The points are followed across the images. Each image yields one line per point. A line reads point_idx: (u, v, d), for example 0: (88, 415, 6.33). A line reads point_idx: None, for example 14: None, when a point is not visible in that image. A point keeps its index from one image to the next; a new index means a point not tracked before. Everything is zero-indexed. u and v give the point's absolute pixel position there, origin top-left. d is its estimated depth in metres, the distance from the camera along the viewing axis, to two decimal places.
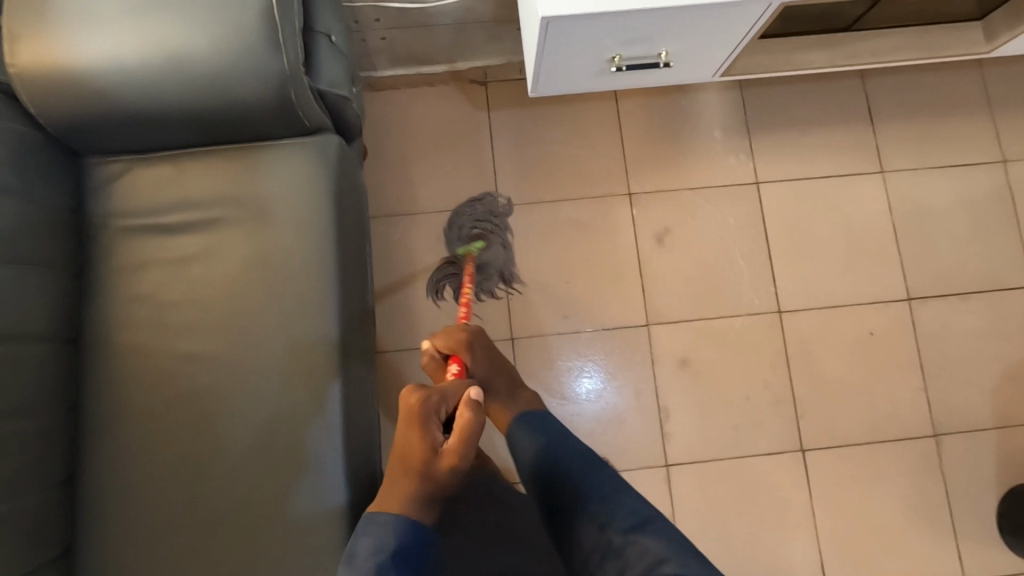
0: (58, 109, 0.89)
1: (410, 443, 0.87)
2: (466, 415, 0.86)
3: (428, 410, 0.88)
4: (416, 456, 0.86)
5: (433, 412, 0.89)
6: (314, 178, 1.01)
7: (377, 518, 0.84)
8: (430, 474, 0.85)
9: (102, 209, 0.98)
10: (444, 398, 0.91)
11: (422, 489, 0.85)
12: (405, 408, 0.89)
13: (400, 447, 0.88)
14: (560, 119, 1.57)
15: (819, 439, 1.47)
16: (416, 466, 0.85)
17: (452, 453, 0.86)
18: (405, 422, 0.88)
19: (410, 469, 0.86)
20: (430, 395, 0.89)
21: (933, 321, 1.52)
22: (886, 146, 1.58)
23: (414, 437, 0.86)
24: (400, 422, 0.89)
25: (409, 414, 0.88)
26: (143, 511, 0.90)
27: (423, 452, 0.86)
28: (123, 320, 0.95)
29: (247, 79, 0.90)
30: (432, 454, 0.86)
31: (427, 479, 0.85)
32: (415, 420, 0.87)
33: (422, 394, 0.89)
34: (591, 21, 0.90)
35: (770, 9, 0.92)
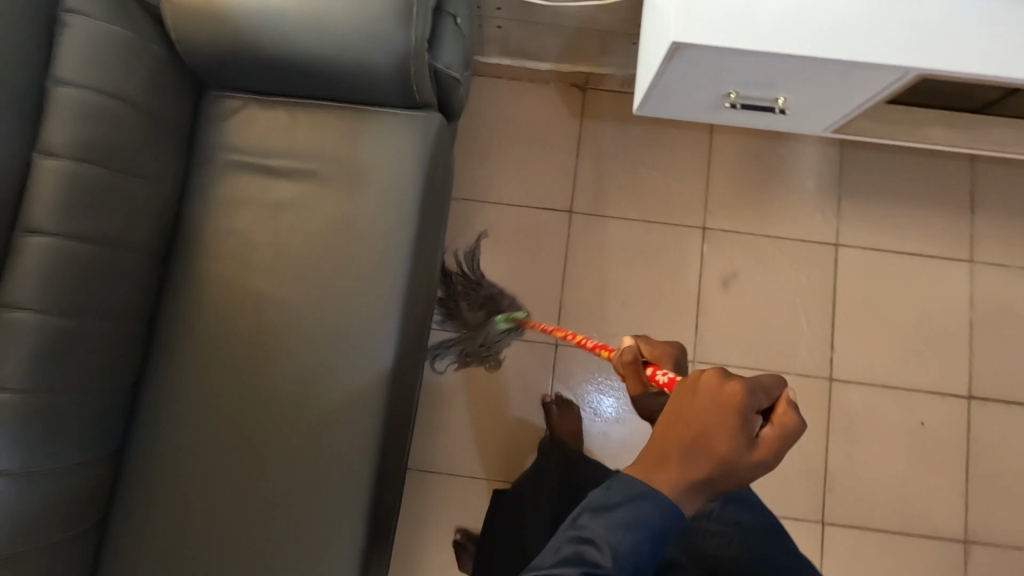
0: (198, 40, 0.94)
1: (706, 428, 0.62)
2: (787, 417, 0.63)
3: (753, 401, 0.62)
4: (715, 452, 0.61)
5: (757, 410, 0.62)
6: (414, 151, 1.04)
7: (641, 486, 0.64)
8: (728, 475, 0.62)
9: (215, 140, 1.04)
10: (771, 384, 0.64)
11: (709, 480, 0.62)
12: (710, 390, 0.64)
13: (690, 427, 0.63)
14: (651, 140, 1.56)
15: (843, 516, 1.43)
16: (715, 459, 0.61)
17: (763, 454, 0.62)
18: (712, 403, 0.63)
19: (696, 457, 0.62)
20: (751, 390, 0.62)
21: (990, 425, 1.46)
22: (981, 237, 1.51)
23: (722, 426, 0.62)
24: (701, 400, 0.63)
25: (722, 398, 0.63)
26: (195, 429, 0.96)
27: (728, 449, 0.61)
28: (212, 247, 1.00)
29: (374, 46, 0.94)
30: (743, 453, 0.61)
31: (714, 476, 0.62)
32: (728, 405, 0.62)
33: (747, 382, 0.62)
34: (720, 55, 0.91)
35: (906, 77, 0.90)
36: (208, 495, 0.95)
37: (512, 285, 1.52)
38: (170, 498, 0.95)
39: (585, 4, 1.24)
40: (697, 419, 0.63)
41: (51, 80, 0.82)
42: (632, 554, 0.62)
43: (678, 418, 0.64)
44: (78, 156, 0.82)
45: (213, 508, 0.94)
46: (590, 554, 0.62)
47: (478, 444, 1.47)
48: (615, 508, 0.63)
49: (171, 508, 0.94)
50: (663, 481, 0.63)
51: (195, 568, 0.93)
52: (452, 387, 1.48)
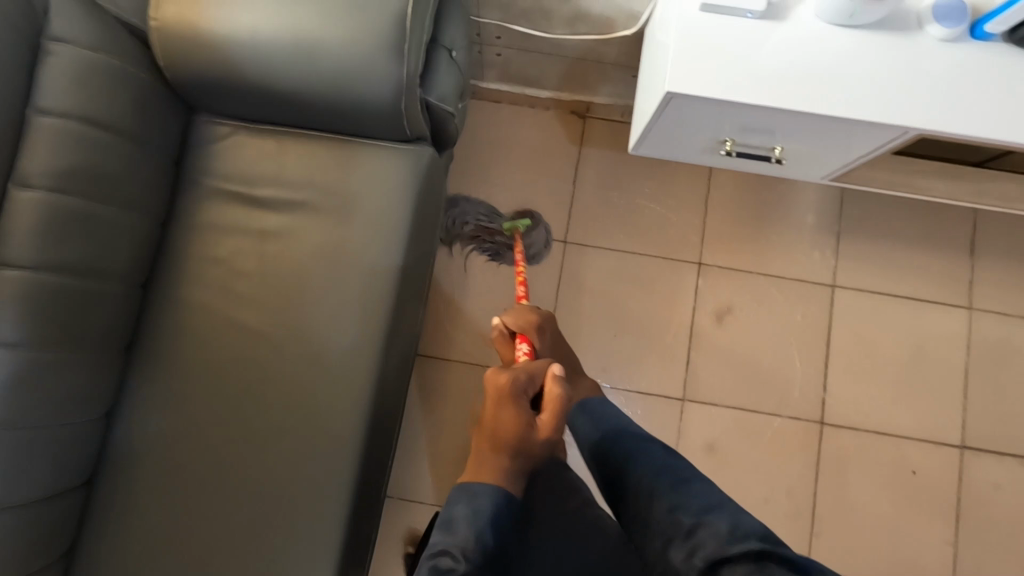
0: (188, 68, 0.93)
1: (499, 419, 0.88)
2: (550, 396, 0.91)
3: (518, 386, 0.91)
4: (511, 432, 0.87)
5: (524, 391, 0.91)
6: (403, 185, 1.02)
7: (471, 489, 0.83)
8: (527, 447, 0.88)
9: (203, 167, 1.02)
10: (530, 369, 0.94)
11: (515, 458, 0.87)
12: (491, 388, 0.91)
13: (489, 424, 0.89)
14: (649, 171, 1.54)
15: (830, 563, 1.41)
16: (510, 436, 0.87)
17: (547, 420, 0.90)
18: (494, 402, 0.90)
19: (499, 440, 0.87)
20: (514, 376, 0.91)
21: (983, 476, 1.43)
22: (980, 283, 1.49)
23: (508, 411, 0.89)
24: (489, 400, 0.90)
25: (498, 391, 0.90)
26: (168, 462, 0.94)
27: (517, 424, 0.88)
28: (196, 276, 0.99)
29: (365, 82, 0.92)
30: (529, 424, 0.89)
31: (521, 454, 0.87)
32: (503, 397, 0.89)
33: (511, 374, 0.91)
34: (714, 106, 0.90)
35: (904, 136, 0.88)
36: (178, 531, 0.92)
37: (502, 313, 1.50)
38: (138, 532, 0.92)
39: (585, 37, 1.23)
40: (493, 418, 0.89)
41: (32, 109, 0.81)
42: None
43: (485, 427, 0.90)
44: (56, 187, 0.81)
45: (183, 545, 0.92)
46: (445, 562, 0.75)
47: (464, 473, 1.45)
48: None
49: (139, 543, 0.92)
50: (481, 476, 0.85)
51: None
52: (438, 415, 1.47)
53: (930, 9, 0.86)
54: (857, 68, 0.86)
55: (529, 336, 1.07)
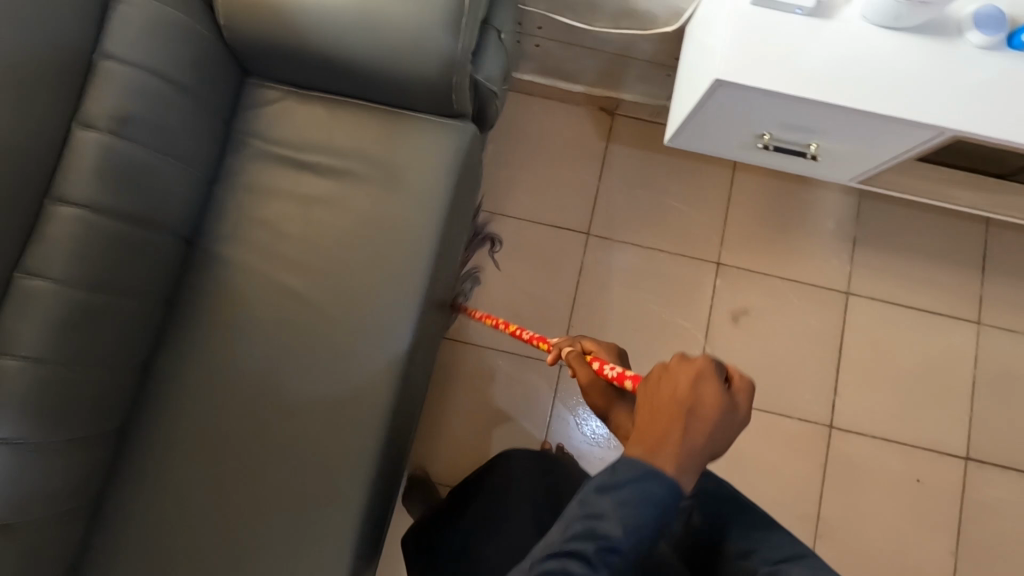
0: (247, 29, 0.94)
1: (690, 396, 0.59)
2: (741, 374, 0.63)
3: (716, 366, 0.61)
4: (705, 417, 0.58)
5: (721, 373, 0.61)
6: (447, 159, 1.04)
7: (637, 485, 0.57)
8: (704, 429, 0.59)
9: (252, 129, 1.04)
10: (720, 359, 0.63)
11: (687, 440, 0.58)
12: (681, 365, 0.61)
13: (675, 400, 0.59)
14: (674, 171, 1.57)
15: (833, 566, 1.42)
16: (704, 425, 0.58)
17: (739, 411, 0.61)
18: (685, 376, 0.60)
19: (690, 427, 0.58)
20: (712, 358, 0.62)
21: (986, 489, 1.45)
22: (990, 299, 1.53)
23: (703, 392, 0.59)
24: (679, 377, 0.60)
25: (693, 371, 0.60)
26: (200, 415, 0.95)
27: (715, 411, 0.59)
28: (239, 234, 1.00)
29: (420, 53, 0.94)
30: (726, 411, 0.59)
31: (690, 443, 0.58)
32: (704, 373, 0.60)
33: (706, 353, 0.62)
34: (758, 97, 0.93)
35: (939, 138, 0.91)
36: (207, 482, 0.93)
37: (523, 301, 1.52)
38: (168, 482, 0.93)
39: (625, 32, 1.26)
40: (657, 385, 0.61)
41: (100, 54, 0.83)
42: (636, 540, 0.58)
43: (650, 397, 0.61)
44: (117, 131, 0.83)
45: (212, 497, 0.93)
46: (601, 528, 0.57)
47: (475, 459, 1.45)
48: (619, 490, 0.58)
49: (166, 494, 0.93)
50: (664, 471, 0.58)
51: (181, 558, 0.91)
52: (454, 396, 1.48)
53: (970, 17, 0.89)
54: (897, 70, 0.89)
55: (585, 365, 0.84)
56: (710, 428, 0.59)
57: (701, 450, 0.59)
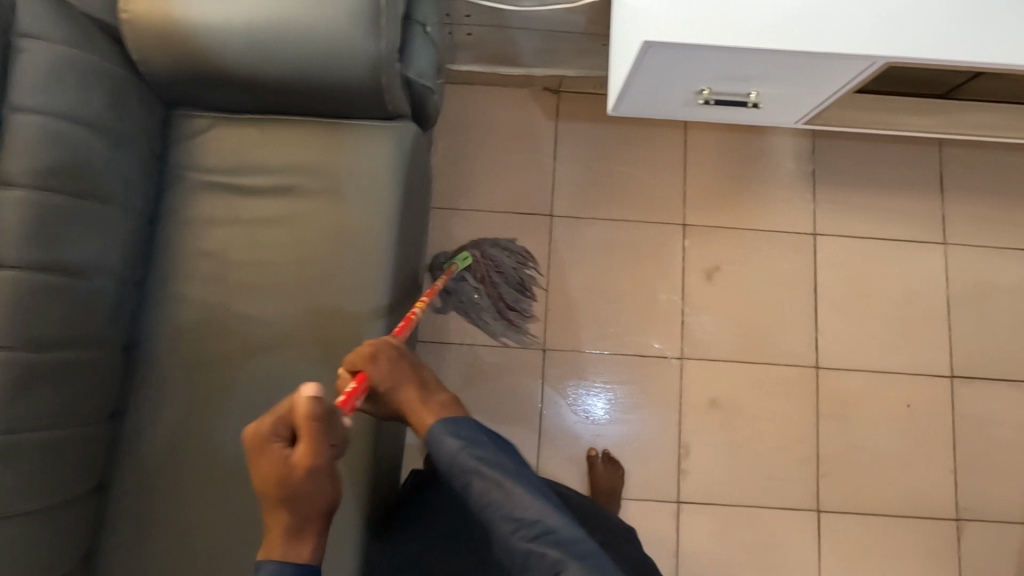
0: (161, 61, 0.91)
1: (262, 474, 0.73)
2: (305, 410, 0.72)
3: (273, 430, 0.74)
4: (270, 484, 0.72)
5: (281, 430, 0.74)
6: (390, 161, 1.02)
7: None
8: (295, 497, 0.72)
9: (184, 161, 1.01)
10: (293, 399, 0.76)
11: (298, 519, 0.73)
12: (252, 437, 0.75)
13: (264, 481, 0.73)
14: (628, 140, 1.56)
15: (838, 503, 1.44)
16: (274, 490, 0.72)
17: (300, 461, 0.72)
18: (255, 449, 0.74)
19: (268, 495, 0.73)
20: (269, 416, 0.75)
21: (976, 403, 1.48)
22: (954, 218, 1.55)
23: (266, 464, 0.73)
24: (263, 457, 0.73)
25: (256, 440, 0.74)
26: (182, 459, 0.93)
27: (279, 475, 0.72)
28: (188, 271, 0.98)
29: (344, 60, 0.92)
30: (282, 475, 0.72)
31: (287, 507, 0.72)
32: (262, 445, 0.74)
33: (266, 416, 0.75)
34: (687, 54, 0.92)
35: (872, 68, 0.91)
36: (195, 527, 0.91)
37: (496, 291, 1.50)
38: (153, 534, 0.91)
39: (554, 8, 1.24)
40: (260, 452, 0.74)
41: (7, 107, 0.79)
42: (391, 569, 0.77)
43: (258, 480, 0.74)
44: (43, 184, 0.80)
45: (201, 542, 0.91)
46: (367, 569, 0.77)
47: None
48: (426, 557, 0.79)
49: (154, 544, 0.91)
50: (278, 550, 0.72)
51: None
52: None
53: None
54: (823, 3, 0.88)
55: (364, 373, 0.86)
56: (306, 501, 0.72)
57: (294, 516, 0.72)
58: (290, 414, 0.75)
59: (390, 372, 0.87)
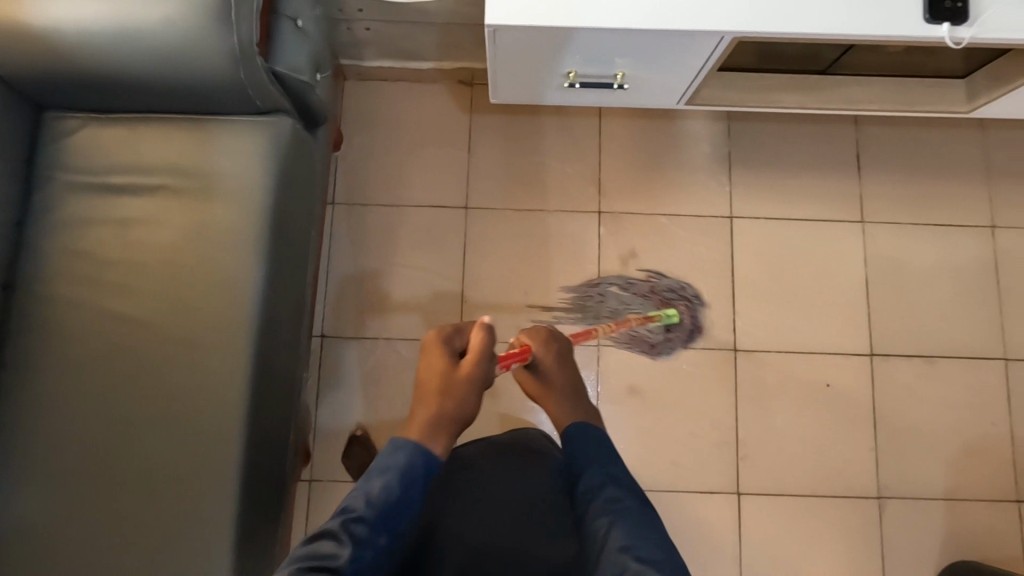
0: (16, 61, 0.92)
1: (422, 372, 0.84)
2: (480, 329, 0.85)
3: (451, 344, 0.86)
4: (433, 382, 0.82)
5: (454, 345, 0.86)
6: (262, 156, 1.02)
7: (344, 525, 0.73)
8: (450, 392, 0.81)
9: (55, 161, 1.02)
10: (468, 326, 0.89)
11: (421, 412, 0.81)
12: (427, 350, 0.85)
13: (433, 382, 0.82)
14: (543, 130, 1.57)
15: (758, 485, 1.44)
16: (437, 387, 0.82)
17: (467, 368, 0.83)
18: (423, 355, 0.85)
19: (424, 392, 0.82)
20: (449, 329, 0.87)
21: (894, 381, 1.48)
22: (870, 197, 1.55)
23: (431, 362, 0.84)
24: (439, 364, 0.84)
25: (427, 347, 0.85)
26: (53, 456, 0.94)
27: (444, 376, 0.82)
28: (58, 270, 0.99)
29: (201, 55, 0.93)
30: (444, 374, 0.82)
31: (437, 400, 0.81)
32: (434, 351, 0.84)
33: (434, 329, 0.86)
34: (537, 36, 0.91)
35: (723, 43, 0.91)
36: (63, 522, 0.92)
37: (412, 285, 1.50)
38: (20, 529, 0.92)
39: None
40: (431, 362, 0.84)
41: None
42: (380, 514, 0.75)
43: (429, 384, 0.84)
44: None
45: (69, 536, 0.92)
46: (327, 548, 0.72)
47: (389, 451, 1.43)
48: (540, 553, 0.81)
49: (21, 540, 0.92)
50: (417, 434, 0.81)
51: None
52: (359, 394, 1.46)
53: None
54: None
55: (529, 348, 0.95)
56: (455, 397, 0.81)
57: (444, 401, 0.81)
58: (467, 331, 0.88)
59: (539, 342, 0.95)
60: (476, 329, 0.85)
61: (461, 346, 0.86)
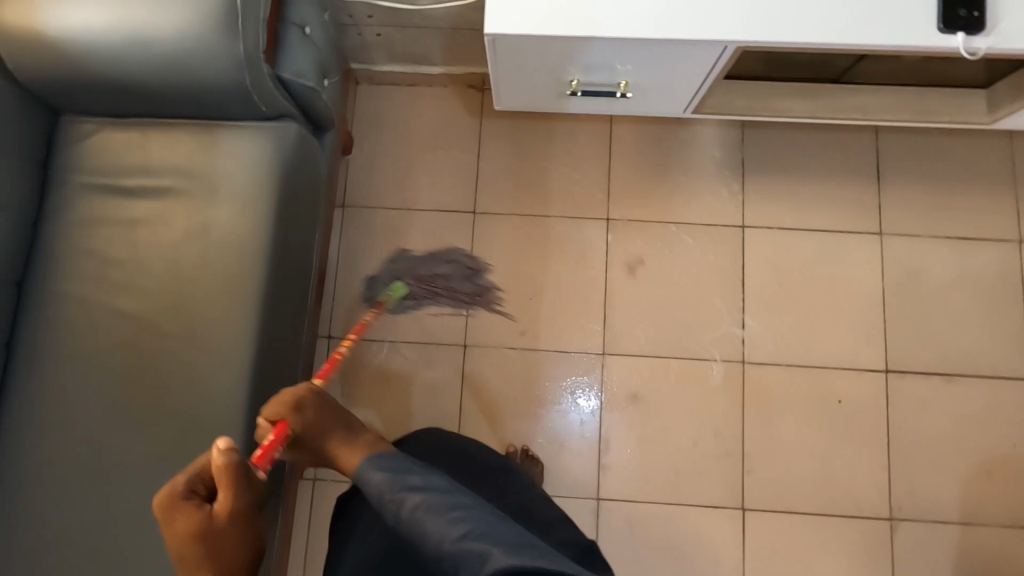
0: (33, 68, 0.95)
1: (176, 538, 0.72)
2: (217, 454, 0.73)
3: (185, 492, 0.75)
4: (188, 539, 0.72)
5: (186, 490, 0.75)
6: (267, 161, 1.04)
7: None
8: (215, 536, 0.72)
9: (70, 164, 1.05)
10: (198, 466, 0.78)
11: (203, 570, 0.71)
12: (168, 518, 0.73)
13: (194, 539, 0.72)
14: (552, 135, 1.56)
15: (764, 501, 1.41)
16: (194, 540, 0.72)
17: (223, 502, 0.73)
18: (164, 520, 0.73)
19: (183, 555, 0.71)
20: (174, 484, 0.75)
21: (910, 398, 1.43)
22: (889, 208, 1.50)
23: (180, 521, 0.72)
24: (186, 520, 0.72)
25: (161, 508, 0.73)
26: (57, 451, 0.97)
27: (199, 524, 0.72)
28: (70, 270, 1.02)
29: (207, 62, 0.94)
30: (201, 521, 0.73)
31: (209, 560, 0.71)
32: (168, 509, 0.73)
33: (166, 484, 0.75)
34: (537, 44, 0.91)
35: (726, 52, 0.89)
36: (66, 516, 0.95)
37: None
38: (27, 522, 0.95)
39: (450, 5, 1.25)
40: (172, 520, 0.72)
41: None
42: None
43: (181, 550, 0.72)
44: None
45: (70, 530, 0.94)
46: None
47: None
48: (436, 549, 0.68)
49: (25, 532, 0.94)
50: None
51: None
52: (363, 395, 1.47)
53: None
54: None
55: (285, 423, 0.82)
56: (222, 547, 0.72)
57: (214, 557, 0.71)
58: (202, 469, 0.78)
59: (312, 419, 0.82)
60: (217, 455, 0.73)
61: (194, 486, 0.75)
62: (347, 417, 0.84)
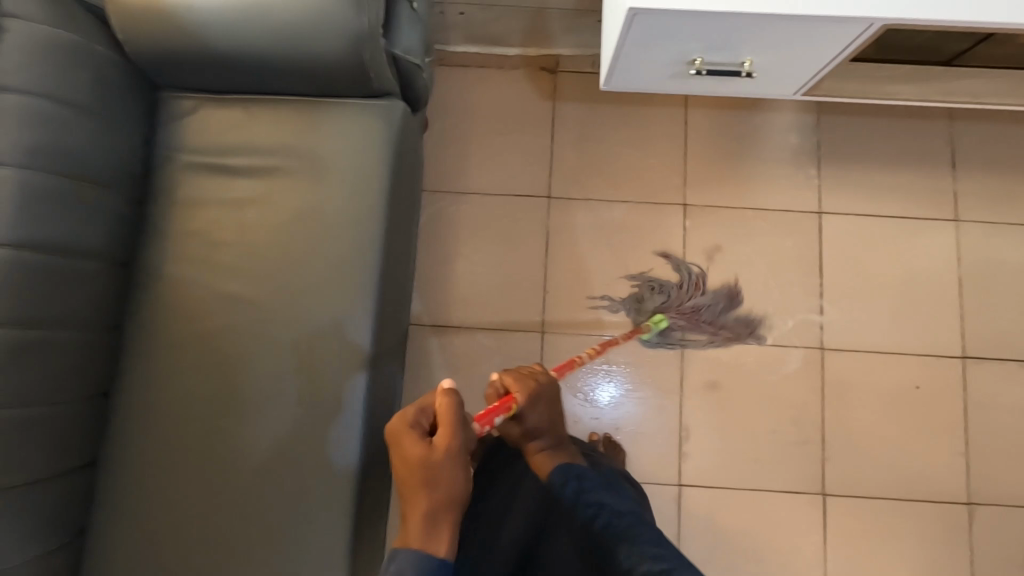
0: (143, 40, 0.91)
1: (399, 460, 0.77)
2: (445, 395, 0.82)
3: (417, 422, 0.82)
4: (410, 465, 0.77)
5: (420, 423, 0.82)
6: (376, 140, 1.01)
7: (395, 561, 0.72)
8: (437, 474, 0.76)
9: (171, 142, 1.01)
10: (425, 399, 0.86)
11: (432, 502, 0.75)
12: (404, 439, 0.78)
13: (412, 461, 0.77)
14: (626, 119, 1.54)
15: (843, 486, 1.41)
16: (418, 464, 0.77)
17: (443, 441, 0.78)
18: (393, 441, 0.80)
19: (408, 483, 0.76)
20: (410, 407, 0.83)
21: (987, 384, 1.44)
22: (965, 195, 1.50)
23: (411, 441, 0.78)
24: (415, 444, 0.78)
25: (393, 428, 0.81)
26: (169, 437, 0.94)
27: (423, 456, 0.77)
28: (175, 252, 0.99)
29: (327, 37, 0.91)
30: (426, 454, 0.77)
31: (428, 487, 0.75)
32: (398, 433, 0.79)
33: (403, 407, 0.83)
34: (674, 20, 0.89)
35: (870, 29, 0.88)
36: (182, 504, 0.92)
37: (494, 274, 1.49)
38: (141, 511, 0.92)
39: None
40: (403, 444, 0.79)
41: None
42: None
43: (401, 467, 0.78)
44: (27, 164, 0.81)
45: (187, 518, 0.92)
46: None
47: None
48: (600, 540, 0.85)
49: (141, 520, 0.92)
50: (415, 538, 0.74)
51: None
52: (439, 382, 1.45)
53: None
54: None
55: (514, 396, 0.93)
56: (438, 478, 0.76)
57: (427, 484, 0.76)
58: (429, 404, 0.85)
59: (546, 408, 0.97)
60: (442, 396, 0.82)
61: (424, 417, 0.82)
62: (562, 414, 1.01)
